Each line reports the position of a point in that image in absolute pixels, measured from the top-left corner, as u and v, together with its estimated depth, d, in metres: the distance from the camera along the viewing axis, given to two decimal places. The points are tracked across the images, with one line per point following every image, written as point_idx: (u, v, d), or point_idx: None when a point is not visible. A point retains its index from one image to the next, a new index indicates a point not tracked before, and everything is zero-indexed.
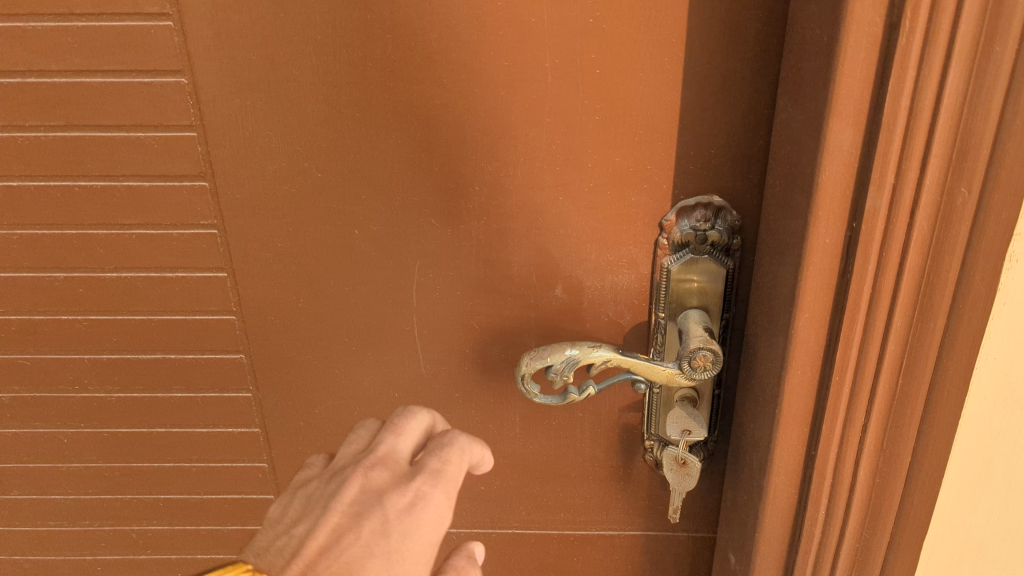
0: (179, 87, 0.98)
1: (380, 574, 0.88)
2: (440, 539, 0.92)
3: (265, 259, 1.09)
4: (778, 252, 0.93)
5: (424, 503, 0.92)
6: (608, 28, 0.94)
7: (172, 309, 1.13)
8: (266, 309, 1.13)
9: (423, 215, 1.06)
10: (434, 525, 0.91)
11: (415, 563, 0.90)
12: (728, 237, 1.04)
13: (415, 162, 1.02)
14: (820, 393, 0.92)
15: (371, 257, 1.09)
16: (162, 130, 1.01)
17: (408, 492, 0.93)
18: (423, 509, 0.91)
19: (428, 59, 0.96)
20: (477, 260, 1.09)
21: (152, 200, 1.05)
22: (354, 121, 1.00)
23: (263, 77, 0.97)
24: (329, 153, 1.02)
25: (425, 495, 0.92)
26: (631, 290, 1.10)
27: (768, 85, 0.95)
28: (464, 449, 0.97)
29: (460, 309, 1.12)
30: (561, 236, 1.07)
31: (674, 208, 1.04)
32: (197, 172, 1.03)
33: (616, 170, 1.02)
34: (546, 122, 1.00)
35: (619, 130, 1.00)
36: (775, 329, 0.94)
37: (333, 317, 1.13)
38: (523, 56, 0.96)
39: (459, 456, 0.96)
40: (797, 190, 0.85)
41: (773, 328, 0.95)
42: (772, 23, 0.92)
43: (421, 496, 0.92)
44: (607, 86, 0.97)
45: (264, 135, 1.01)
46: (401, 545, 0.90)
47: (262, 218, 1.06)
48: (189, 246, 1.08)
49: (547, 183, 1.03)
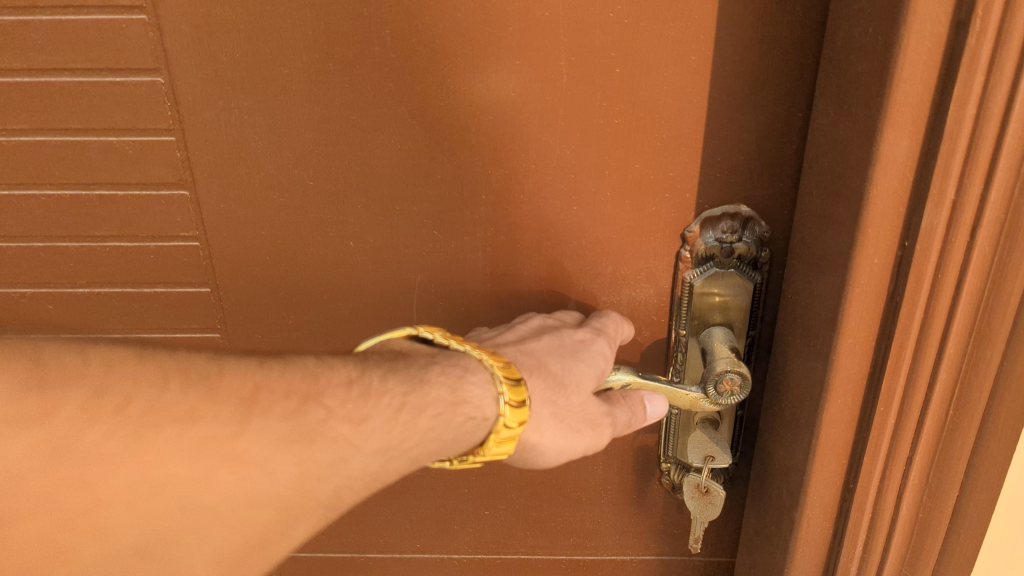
0: (155, 88, 0.89)
1: (552, 377, 0.89)
2: (606, 375, 0.93)
3: (253, 273, 1.00)
4: (816, 272, 0.85)
5: (596, 343, 0.94)
6: (630, 23, 0.86)
7: (149, 327, 1.04)
8: (252, 327, 1.04)
9: (425, 225, 0.97)
10: (601, 358, 0.93)
11: (581, 384, 0.90)
12: (756, 250, 0.97)
13: (417, 169, 0.94)
14: (861, 424, 0.84)
15: (368, 271, 1.00)
16: (136, 134, 0.92)
17: (583, 331, 0.95)
18: (593, 346, 0.93)
19: (431, 57, 0.87)
20: (484, 274, 1.01)
21: (128, 210, 0.96)
22: (350, 124, 0.91)
23: (249, 76, 0.88)
24: (322, 159, 0.93)
25: (601, 344, 0.94)
26: (648, 305, 1.02)
27: (804, 85, 0.87)
28: (619, 321, 0.99)
29: (465, 325, 1.04)
30: (575, 247, 0.99)
31: (697, 218, 0.96)
32: (176, 180, 0.94)
33: (636, 176, 0.94)
34: (560, 126, 0.91)
35: (640, 134, 0.92)
36: (814, 355, 0.86)
37: (327, 335, 1.05)
38: (536, 54, 0.87)
39: (617, 326, 0.98)
40: (841, 205, 0.77)
41: (811, 352, 0.88)
42: (809, 18, 0.84)
43: (593, 339, 0.94)
44: (628, 87, 0.89)
45: (251, 139, 0.92)
46: (572, 365, 0.91)
47: (249, 229, 0.98)
48: (168, 259, 0.99)
49: (560, 191, 0.96)
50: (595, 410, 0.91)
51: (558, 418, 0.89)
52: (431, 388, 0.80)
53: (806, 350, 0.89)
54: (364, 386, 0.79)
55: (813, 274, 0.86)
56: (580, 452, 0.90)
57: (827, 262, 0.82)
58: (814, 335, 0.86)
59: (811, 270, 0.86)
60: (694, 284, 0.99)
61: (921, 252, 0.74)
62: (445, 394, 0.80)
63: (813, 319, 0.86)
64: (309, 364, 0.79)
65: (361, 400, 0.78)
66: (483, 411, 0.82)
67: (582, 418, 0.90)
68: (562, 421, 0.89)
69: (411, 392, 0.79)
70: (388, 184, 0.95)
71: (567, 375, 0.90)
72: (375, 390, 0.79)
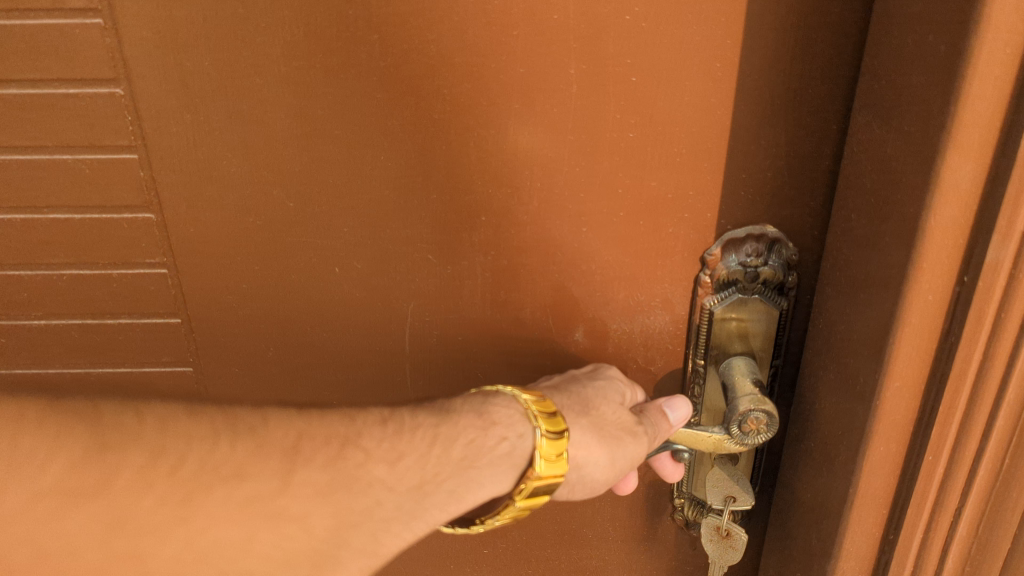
0: (113, 101, 0.79)
1: (575, 399, 0.83)
2: (629, 392, 0.88)
3: (228, 303, 0.91)
4: (841, 302, 0.77)
5: (603, 368, 0.90)
6: (648, 27, 0.76)
7: (113, 362, 0.94)
8: (228, 360, 0.95)
9: (419, 249, 0.88)
10: (617, 379, 0.88)
11: (607, 398, 0.85)
12: (783, 274, 0.88)
13: (410, 188, 0.85)
14: (905, 473, 0.76)
15: (355, 299, 0.91)
16: (93, 153, 0.82)
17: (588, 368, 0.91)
18: (604, 372, 0.89)
19: (424, 65, 0.78)
20: (484, 301, 0.92)
21: (87, 235, 0.86)
22: (335, 139, 0.82)
23: (219, 87, 0.79)
24: (304, 178, 0.84)
25: (611, 369, 0.90)
26: (663, 333, 0.94)
27: (840, 95, 0.79)
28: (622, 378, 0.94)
29: (463, 356, 0.95)
30: (583, 271, 0.90)
31: (719, 240, 0.88)
32: (140, 203, 0.85)
33: (652, 195, 0.86)
34: (568, 140, 0.82)
35: (657, 149, 0.83)
36: (842, 394, 0.78)
37: (311, 368, 0.95)
38: (542, 62, 0.78)
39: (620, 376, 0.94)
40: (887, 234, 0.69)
41: (835, 389, 0.79)
42: (847, 21, 0.75)
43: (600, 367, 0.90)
44: (644, 97, 0.80)
45: (224, 157, 0.82)
46: (589, 386, 0.86)
47: (223, 255, 0.88)
48: (133, 289, 0.90)
49: (568, 212, 0.87)
50: (629, 416, 0.85)
51: (596, 429, 0.82)
52: (458, 416, 0.76)
53: (832, 387, 0.80)
54: (398, 423, 0.74)
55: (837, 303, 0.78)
56: (630, 460, 0.82)
57: (857, 293, 0.74)
58: (843, 371, 0.78)
59: (835, 299, 0.78)
60: (714, 310, 0.91)
61: (984, 289, 0.65)
62: (473, 418, 0.76)
63: (838, 354, 0.78)
64: (344, 410, 0.73)
65: (396, 438, 0.73)
66: (514, 430, 0.77)
67: (618, 426, 0.83)
68: (599, 431, 0.82)
69: (442, 423, 0.75)
70: (377, 205, 0.86)
71: (589, 394, 0.84)
72: (409, 425, 0.74)
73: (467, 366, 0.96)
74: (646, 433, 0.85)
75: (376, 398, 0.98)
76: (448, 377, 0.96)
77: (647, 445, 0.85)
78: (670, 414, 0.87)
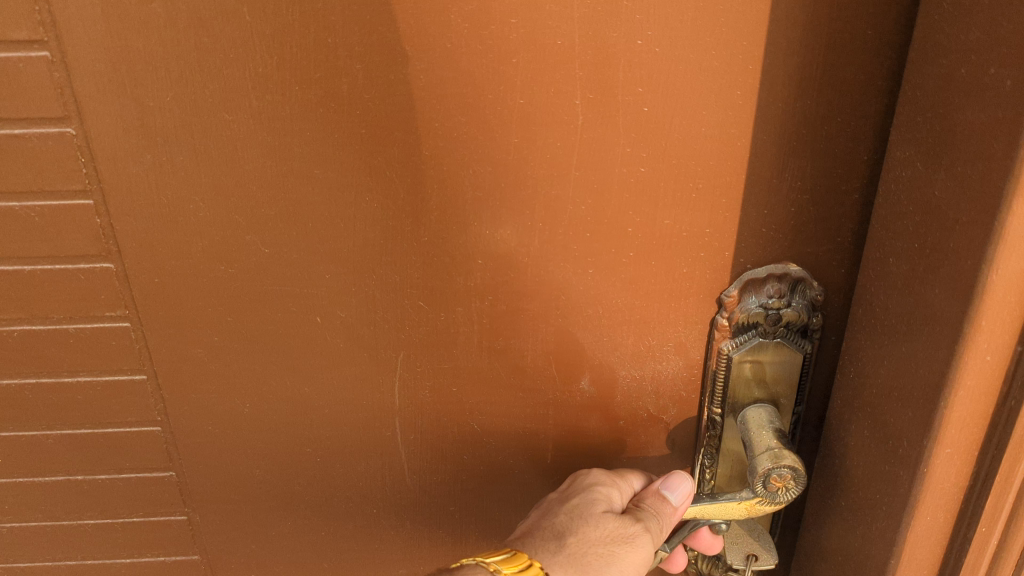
0: (63, 141, 0.70)
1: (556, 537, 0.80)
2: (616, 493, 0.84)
3: (199, 358, 0.83)
4: (862, 351, 0.70)
5: (585, 476, 0.86)
6: (661, 53, 0.69)
7: (74, 422, 0.86)
8: (201, 419, 0.87)
9: (409, 296, 0.80)
10: (597, 483, 0.84)
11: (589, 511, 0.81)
12: (807, 316, 0.81)
13: (399, 231, 0.77)
14: (953, 544, 0.68)
15: (340, 351, 0.83)
16: (41, 198, 0.73)
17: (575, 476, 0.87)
18: (585, 480, 0.85)
19: (413, 97, 0.70)
20: (480, 349, 0.84)
21: (39, 289, 0.78)
22: (314, 179, 0.74)
23: (184, 125, 0.70)
24: (281, 222, 0.76)
25: (593, 473, 0.86)
26: (676, 380, 0.86)
27: (872, 124, 0.72)
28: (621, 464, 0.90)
29: (458, 408, 0.87)
30: (589, 317, 0.82)
31: (738, 280, 0.80)
32: (97, 252, 0.76)
33: (664, 235, 0.78)
34: (574, 176, 0.75)
35: (671, 185, 0.75)
36: (866, 453, 0.70)
37: (291, 424, 0.87)
38: (544, 92, 0.70)
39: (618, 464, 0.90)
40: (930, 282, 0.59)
41: (856, 446, 0.72)
42: (882, 44, 0.68)
43: (584, 474, 0.86)
44: (657, 129, 0.72)
45: (190, 201, 0.74)
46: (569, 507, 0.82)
47: (191, 307, 0.80)
48: (93, 344, 0.81)
49: (573, 253, 0.79)
50: (618, 522, 0.81)
51: (583, 560, 0.79)
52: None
53: (852, 444, 0.73)
54: None
55: (857, 352, 0.71)
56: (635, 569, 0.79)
57: (879, 346, 0.67)
58: (864, 427, 0.71)
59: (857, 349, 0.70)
60: (732, 356, 0.83)
61: None
62: None
63: (858, 408, 0.70)
64: None
65: None
66: None
67: (608, 539, 0.80)
68: (586, 558, 0.79)
69: None
70: (362, 250, 0.78)
71: (568, 521, 0.81)
72: None
73: (463, 420, 0.88)
74: (646, 527, 0.81)
75: (364, 455, 0.90)
76: (442, 432, 0.89)
77: (654, 538, 0.81)
78: (669, 495, 0.82)
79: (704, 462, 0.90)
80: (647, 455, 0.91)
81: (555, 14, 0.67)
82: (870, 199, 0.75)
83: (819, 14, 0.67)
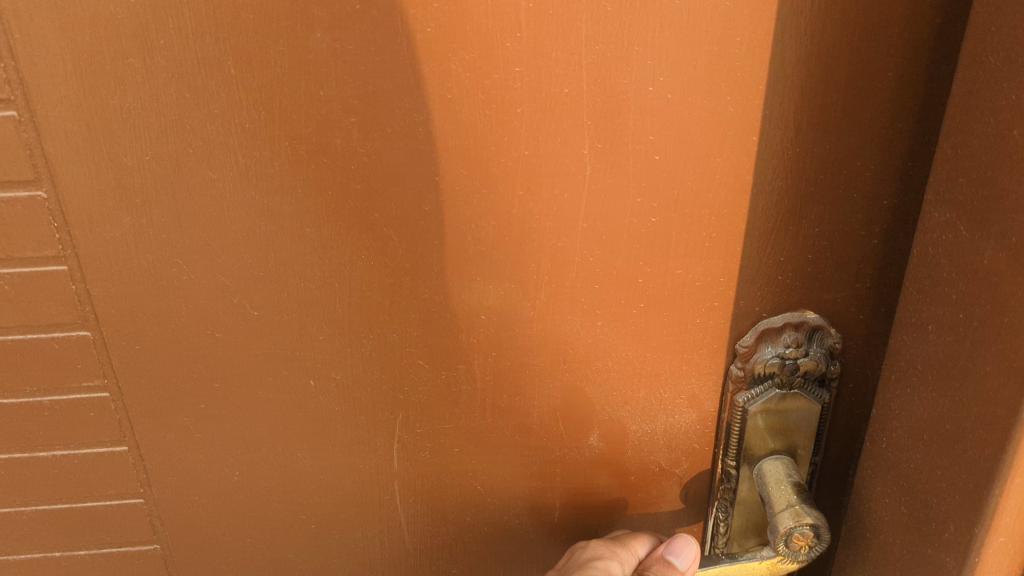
0: (33, 205, 0.65)
1: None
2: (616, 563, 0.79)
3: (184, 426, 0.77)
4: (894, 409, 0.66)
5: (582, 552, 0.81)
6: (673, 99, 0.65)
7: (50, 497, 0.81)
8: (186, 490, 0.81)
9: (409, 356, 0.76)
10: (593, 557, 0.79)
11: None
12: (825, 364, 0.77)
13: (397, 288, 0.72)
14: None
15: (335, 415, 0.78)
16: (11, 265, 0.68)
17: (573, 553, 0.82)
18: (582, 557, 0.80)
19: (412, 151, 0.66)
20: (484, 408, 0.79)
21: (11, 359, 0.72)
22: (306, 238, 0.69)
23: (167, 186, 0.66)
24: (271, 283, 0.71)
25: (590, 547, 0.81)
26: (689, 432, 0.82)
27: (892, 167, 0.69)
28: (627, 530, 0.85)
29: (461, 469, 0.83)
30: (598, 372, 0.78)
31: (753, 329, 0.77)
32: (72, 319, 0.71)
33: (677, 285, 0.74)
34: (582, 228, 0.70)
35: (683, 234, 0.71)
36: (901, 523, 0.66)
37: (284, 492, 0.82)
38: (551, 142, 0.66)
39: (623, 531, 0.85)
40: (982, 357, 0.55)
41: (889, 512, 0.68)
42: (903, 84, 0.65)
43: (581, 549, 0.82)
44: (669, 177, 0.69)
45: (172, 264, 0.69)
46: None
47: (175, 374, 0.75)
48: (70, 415, 0.76)
49: (581, 307, 0.75)
50: None
51: None
52: None
53: (884, 510, 0.69)
54: None
55: (892, 412, 0.67)
56: None
57: (917, 407, 0.63)
58: (899, 493, 0.67)
59: (889, 407, 0.67)
60: (748, 407, 0.79)
61: None
62: None
63: (894, 474, 0.67)
64: None
65: None
66: None
67: None
68: None
69: None
70: (358, 309, 0.73)
71: None
72: None
73: (466, 481, 0.83)
74: None
75: (361, 520, 0.85)
76: (444, 495, 0.84)
77: None
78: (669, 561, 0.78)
79: (720, 517, 0.85)
80: (659, 510, 0.87)
81: (562, 61, 0.63)
82: (891, 244, 0.72)
83: (838, 56, 0.64)
